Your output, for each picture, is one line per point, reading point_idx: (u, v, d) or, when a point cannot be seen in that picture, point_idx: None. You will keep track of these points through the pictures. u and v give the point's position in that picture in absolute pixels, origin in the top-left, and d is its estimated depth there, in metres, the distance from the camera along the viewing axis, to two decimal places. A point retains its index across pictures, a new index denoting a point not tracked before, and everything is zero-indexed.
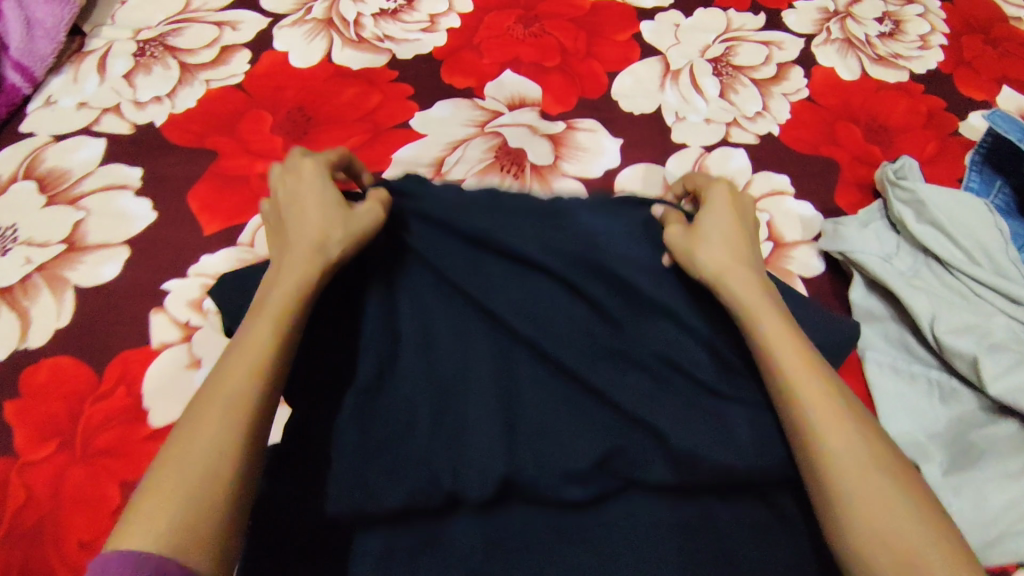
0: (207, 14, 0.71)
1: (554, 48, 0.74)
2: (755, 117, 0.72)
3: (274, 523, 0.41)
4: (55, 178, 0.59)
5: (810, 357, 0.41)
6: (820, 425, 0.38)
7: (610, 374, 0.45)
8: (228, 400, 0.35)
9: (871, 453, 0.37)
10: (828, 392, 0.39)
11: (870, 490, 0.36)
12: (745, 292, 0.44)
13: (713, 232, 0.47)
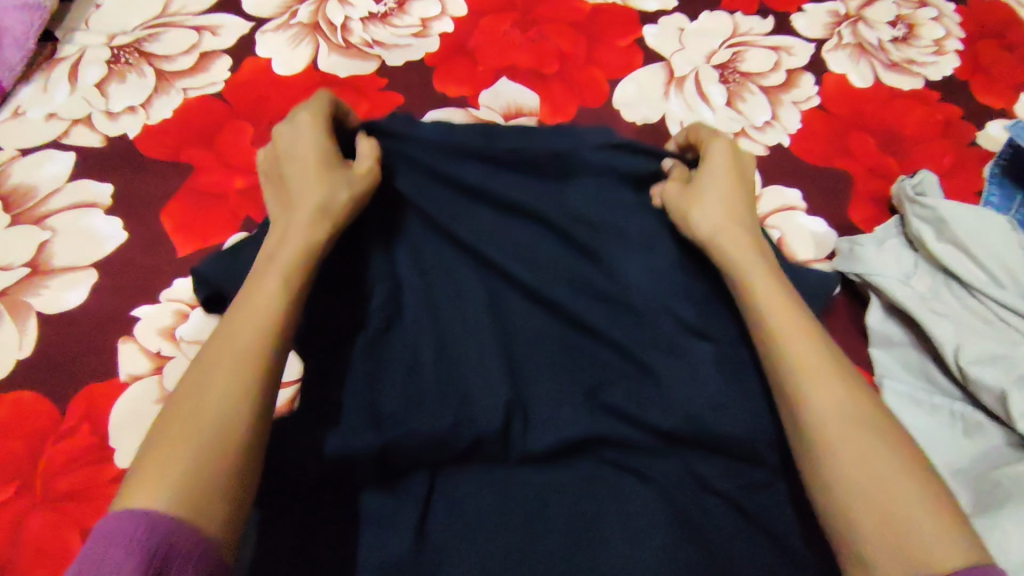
0: (186, 18, 0.67)
1: (552, 53, 0.70)
2: (764, 127, 0.69)
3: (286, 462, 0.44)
4: (20, 195, 0.55)
5: (806, 317, 0.41)
6: (806, 383, 0.38)
7: (599, 318, 0.50)
8: (234, 358, 0.36)
9: (858, 416, 0.36)
10: (819, 351, 0.39)
11: (856, 451, 0.35)
12: (741, 254, 0.45)
13: (711, 198, 0.48)
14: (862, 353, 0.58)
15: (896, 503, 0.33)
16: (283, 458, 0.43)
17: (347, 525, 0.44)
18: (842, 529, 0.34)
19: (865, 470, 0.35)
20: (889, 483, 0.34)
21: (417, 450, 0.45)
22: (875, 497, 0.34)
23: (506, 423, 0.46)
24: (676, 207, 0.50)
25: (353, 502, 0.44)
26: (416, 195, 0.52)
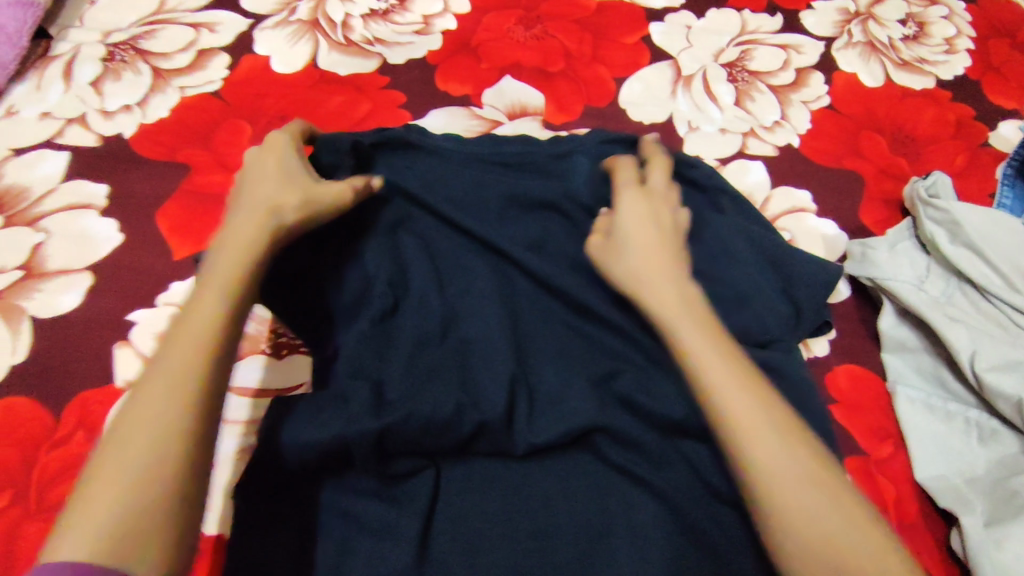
0: (183, 15, 0.66)
1: (556, 51, 0.69)
2: (773, 127, 0.67)
3: (297, 443, 0.44)
4: (13, 196, 0.54)
5: (742, 367, 0.37)
6: (758, 445, 0.34)
7: (607, 304, 0.52)
8: (168, 387, 0.31)
9: (816, 484, 0.33)
10: (765, 408, 0.35)
11: (820, 524, 0.32)
12: (664, 304, 0.41)
13: (631, 245, 0.44)
14: (874, 358, 0.57)
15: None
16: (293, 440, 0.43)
17: (343, 502, 0.44)
18: None
19: (825, 543, 0.32)
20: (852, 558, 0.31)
21: (416, 437, 0.44)
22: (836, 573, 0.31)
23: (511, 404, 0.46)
24: (598, 257, 0.46)
25: (350, 483, 0.45)
26: (429, 187, 0.55)
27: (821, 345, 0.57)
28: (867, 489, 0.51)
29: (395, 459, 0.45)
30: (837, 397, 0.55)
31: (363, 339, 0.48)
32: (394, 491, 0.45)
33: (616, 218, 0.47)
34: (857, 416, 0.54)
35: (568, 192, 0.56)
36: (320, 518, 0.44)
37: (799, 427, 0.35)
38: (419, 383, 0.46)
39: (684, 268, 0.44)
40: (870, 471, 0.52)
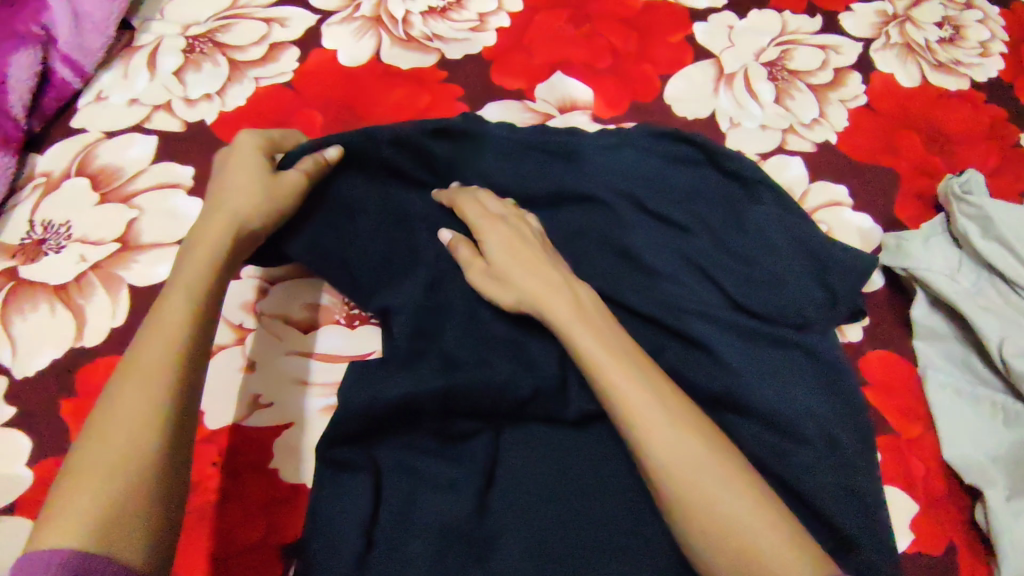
0: (256, 9, 0.70)
1: (605, 49, 0.72)
2: (812, 124, 0.70)
3: (370, 402, 0.47)
4: (108, 175, 0.59)
5: (626, 367, 0.43)
6: (648, 433, 0.40)
7: (644, 294, 0.56)
8: (144, 390, 0.36)
9: (697, 455, 0.40)
10: (652, 402, 0.41)
11: (703, 491, 0.38)
12: (556, 316, 0.47)
13: (519, 267, 0.50)
14: (904, 344, 0.59)
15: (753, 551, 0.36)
16: (367, 399, 0.48)
17: (408, 458, 0.48)
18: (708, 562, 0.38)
19: (709, 508, 0.38)
20: (735, 519, 0.37)
21: (477, 399, 0.48)
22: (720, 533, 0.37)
23: (564, 377, 0.50)
24: (478, 282, 0.52)
25: (417, 441, 0.49)
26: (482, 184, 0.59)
27: (855, 330, 0.60)
28: (895, 465, 0.54)
29: (462, 422, 0.49)
30: (868, 378, 0.58)
31: (427, 318, 0.52)
32: (456, 451, 0.49)
33: (485, 246, 0.52)
34: (888, 398, 0.57)
35: (617, 185, 0.60)
36: (386, 475, 0.48)
37: (688, 419, 0.42)
38: (481, 357, 0.50)
39: (565, 275, 0.50)
40: (899, 448, 0.55)
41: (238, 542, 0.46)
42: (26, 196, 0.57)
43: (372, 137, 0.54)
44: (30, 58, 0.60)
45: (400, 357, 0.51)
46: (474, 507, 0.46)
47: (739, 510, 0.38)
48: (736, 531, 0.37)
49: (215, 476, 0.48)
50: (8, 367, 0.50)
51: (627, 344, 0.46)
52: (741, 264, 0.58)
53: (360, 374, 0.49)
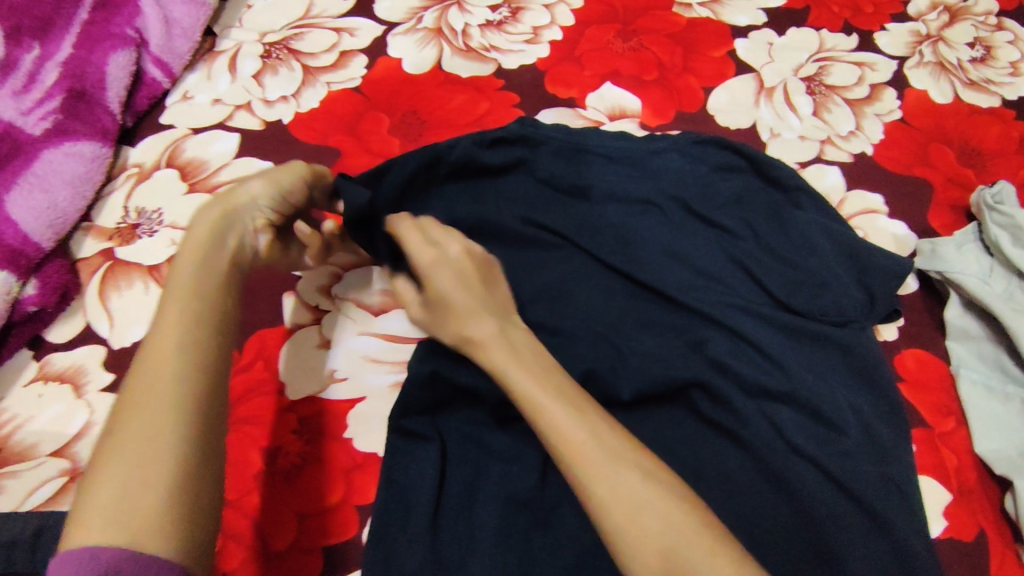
0: (328, 20, 0.75)
1: (651, 62, 0.77)
2: (849, 136, 0.74)
3: (433, 379, 0.52)
4: (195, 167, 0.64)
5: (566, 407, 0.42)
6: (585, 472, 0.40)
7: (690, 289, 0.59)
8: (154, 396, 0.37)
9: (636, 489, 0.39)
10: (589, 442, 0.41)
11: (640, 534, 0.38)
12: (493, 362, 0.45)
13: (451, 314, 0.48)
14: (938, 344, 0.62)
15: None
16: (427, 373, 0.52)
17: (474, 431, 0.52)
18: None
19: (647, 548, 0.37)
20: (673, 554, 0.37)
21: None
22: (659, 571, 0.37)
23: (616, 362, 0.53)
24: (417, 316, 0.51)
25: (480, 417, 0.52)
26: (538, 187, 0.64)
27: (891, 330, 0.63)
28: (929, 457, 0.57)
29: None
30: (904, 375, 0.61)
31: None
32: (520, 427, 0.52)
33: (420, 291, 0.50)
34: (922, 393, 0.60)
35: (663, 191, 0.64)
36: (454, 447, 0.51)
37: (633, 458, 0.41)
38: None
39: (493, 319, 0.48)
40: (933, 442, 0.58)
41: (318, 502, 0.51)
42: (120, 184, 0.63)
43: (437, 154, 0.62)
44: (126, 58, 0.66)
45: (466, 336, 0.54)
46: (536, 480, 0.49)
47: (682, 546, 0.37)
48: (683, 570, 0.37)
49: (296, 442, 0.53)
50: (106, 338, 0.55)
51: (562, 379, 0.45)
52: (782, 265, 0.61)
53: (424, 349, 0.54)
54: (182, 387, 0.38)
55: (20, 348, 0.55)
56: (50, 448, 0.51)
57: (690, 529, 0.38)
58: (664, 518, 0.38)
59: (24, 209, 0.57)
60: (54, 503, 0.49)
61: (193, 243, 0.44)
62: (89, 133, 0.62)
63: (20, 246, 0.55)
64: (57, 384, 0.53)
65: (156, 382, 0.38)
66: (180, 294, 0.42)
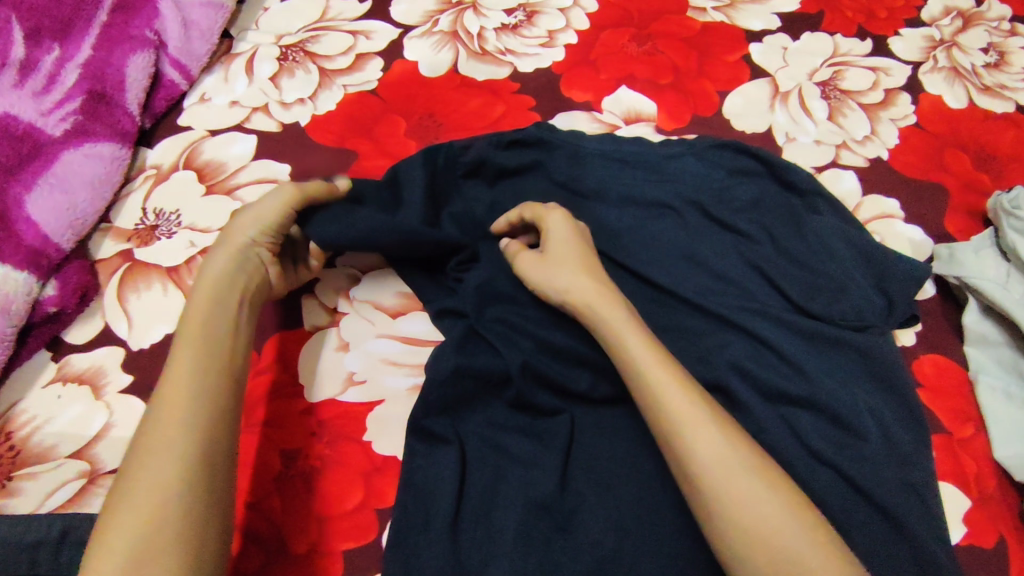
0: (343, 23, 0.75)
1: (666, 66, 0.77)
2: (864, 141, 0.74)
3: (462, 373, 0.52)
4: (213, 169, 0.64)
5: (667, 366, 0.46)
6: (684, 426, 0.43)
7: (707, 294, 0.60)
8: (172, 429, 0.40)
9: (732, 447, 0.42)
10: (689, 399, 0.44)
11: (738, 488, 0.41)
12: (611, 314, 0.49)
13: (578, 269, 0.52)
14: (956, 350, 0.62)
15: (791, 548, 0.39)
16: (444, 371, 0.52)
17: (493, 436, 0.52)
18: (739, 550, 0.40)
19: (746, 507, 0.40)
20: (769, 515, 0.40)
21: (553, 374, 0.53)
22: (759, 528, 0.39)
23: None
24: (539, 290, 0.53)
25: (500, 421, 0.52)
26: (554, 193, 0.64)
27: (909, 335, 0.63)
28: (949, 464, 0.57)
29: (543, 395, 0.53)
30: (922, 381, 0.61)
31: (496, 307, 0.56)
32: (540, 428, 0.52)
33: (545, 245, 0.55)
34: (941, 400, 0.60)
35: (681, 194, 0.64)
36: (473, 451, 0.51)
37: (728, 423, 0.44)
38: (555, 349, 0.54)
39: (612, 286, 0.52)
40: (952, 448, 0.57)
41: (337, 506, 0.50)
42: (138, 186, 0.63)
43: (452, 155, 0.64)
44: (144, 60, 0.66)
45: (477, 341, 0.55)
46: (557, 483, 0.49)
47: (776, 510, 0.40)
48: (767, 529, 0.39)
49: (315, 445, 0.53)
50: (125, 339, 0.55)
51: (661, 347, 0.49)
52: (799, 269, 0.61)
53: (455, 336, 0.54)
54: (191, 423, 0.41)
55: (39, 350, 0.54)
56: (69, 450, 0.50)
57: (780, 495, 0.41)
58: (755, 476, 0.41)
59: (45, 210, 0.57)
60: (74, 505, 0.48)
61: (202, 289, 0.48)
62: (109, 135, 0.62)
63: (41, 248, 0.56)
64: (77, 385, 0.53)
65: (175, 414, 0.41)
66: (192, 337, 0.45)
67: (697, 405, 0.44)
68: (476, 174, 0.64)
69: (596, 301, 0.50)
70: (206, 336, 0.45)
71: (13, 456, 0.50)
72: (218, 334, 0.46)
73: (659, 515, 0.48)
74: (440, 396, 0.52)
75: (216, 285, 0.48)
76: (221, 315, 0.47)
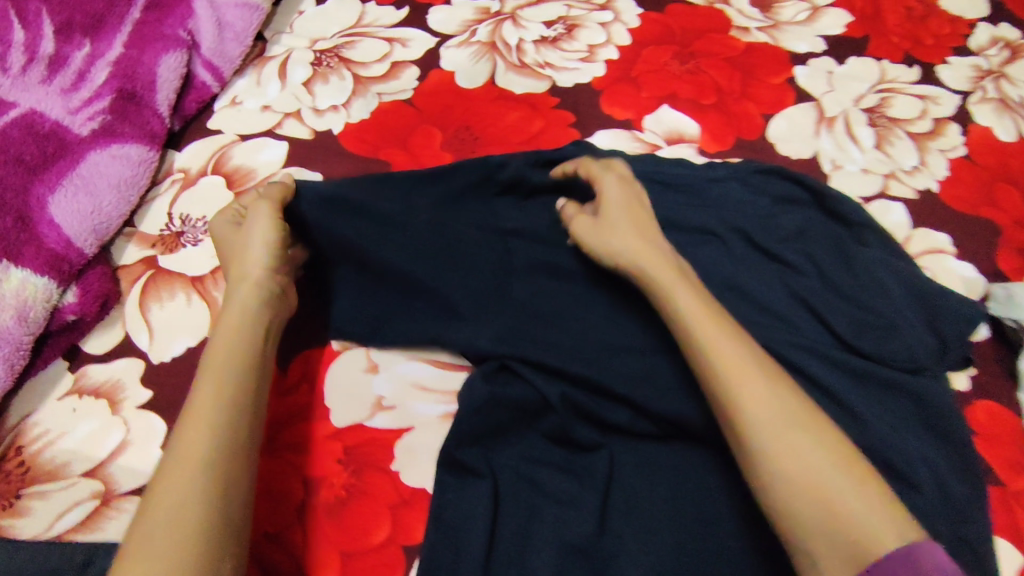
0: (379, 29, 0.73)
1: (710, 86, 0.74)
2: (913, 172, 0.71)
3: (500, 398, 0.50)
4: (242, 176, 0.62)
5: (715, 315, 0.44)
6: (732, 379, 0.41)
7: (751, 326, 0.57)
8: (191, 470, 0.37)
9: (785, 405, 0.39)
10: (737, 349, 0.42)
11: (788, 444, 0.38)
12: (656, 270, 0.47)
13: (620, 219, 0.51)
14: (1011, 397, 0.59)
15: (846, 514, 0.35)
16: (479, 394, 0.50)
17: (529, 470, 0.49)
18: (788, 508, 0.37)
19: (795, 467, 0.37)
20: (822, 479, 0.37)
21: (593, 406, 0.50)
22: (817, 505, 0.36)
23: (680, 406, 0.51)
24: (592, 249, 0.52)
25: (535, 455, 0.50)
26: None
27: (962, 379, 0.60)
28: (1005, 519, 0.54)
29: (584, 428, 0.50)
30: (976, 428, 0.58)
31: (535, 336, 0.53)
32: (579, 465, 0.50)
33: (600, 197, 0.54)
34: (996, 450, 0.57)
35: (727, 220, 0.62)
36: (508, 484, 0.49)
37: (777, 371, 0.42)
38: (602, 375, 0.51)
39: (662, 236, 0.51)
40: (1008, 502, 0.55)
41: (364, 540, 0.48)
42: (164, 190, 0.61)
43: (488, 173, 0.60)
44: (176, 60, 0.64)
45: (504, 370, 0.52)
46: (596, 525, 0.46)
47: (826, 468, 0.37)
48: (819, 488, 0.36)
49: (342, 473, 0.50)
50: (145, 352, 0.53)
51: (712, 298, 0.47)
52: (848, 305, 0.58)
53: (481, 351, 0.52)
54: (216, 457, 0.39)
55: (56, 359, 0.52)
56: (82, 469, 0.48)
57: (835, 454, 0.38)
58: (812, 443, 0.38)
59: (68, 212, 0.55)
60: (86, 530, 0.46)
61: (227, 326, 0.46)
62: (136, 135, 0.60)
63: (62, 252, 0.54)
64: (93, 399, 0.51)
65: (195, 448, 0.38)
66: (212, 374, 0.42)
67: (743, 355, 0.42)
68: (511, 189, 0.60)
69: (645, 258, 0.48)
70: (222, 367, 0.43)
71: (23, 473, 0.48)
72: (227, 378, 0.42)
73: (704, 564, 0.45)
74: (475, 416, 0.50)
75: (243, 315, 0.46)
76: (231, 350, 0.44)
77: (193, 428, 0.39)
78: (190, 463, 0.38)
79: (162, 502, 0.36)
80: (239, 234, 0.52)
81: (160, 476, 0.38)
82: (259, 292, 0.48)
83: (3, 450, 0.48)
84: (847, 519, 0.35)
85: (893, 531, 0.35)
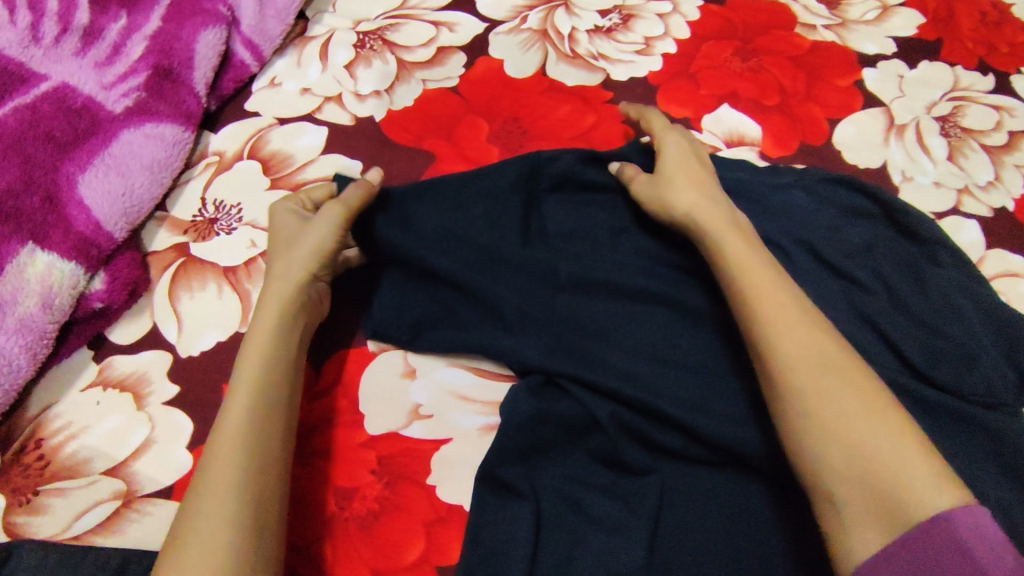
0: (426, 12, 0.70)
1: (773, 85, 0.70)
2: (988, 187, 0.66)
3: (545, 414, 0.47)
4: (279, 162, 0.59)
5: (764, 269, 0.44)
6: (773, 328, 0.40)
7: None
8: (222, 496, 0.37)
9: (827, 354, 0.39)
10: (782, 300, 0.42)
11: (825, 392, 0.37)
12: (710, 225, 0.47)
13: (674, 177, 0.51)
14: None
15: (884, 465, 0.34)
16: (523, 415, 0.47)
17: (573, 492, 0.46)
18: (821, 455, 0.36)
19: (835, 420, 0.36)
20: (860, 431, 0.36)
21: (645, 425, 0.47)
22: (853, 453, 0.35)
23: None
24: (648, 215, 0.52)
25: (579, 476, 0.47)
26: None
27: None
28: None
29: (634, 449, 0.47)
30: None
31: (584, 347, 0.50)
32: (624, 489, 0.46)
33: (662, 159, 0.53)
34: None
35: (791, 231, 0.58)
36: (549, 506, 0.45)
37: (821, 321, 0.41)
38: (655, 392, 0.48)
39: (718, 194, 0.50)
40: None
41: (395, 559, 0.45)
42: (198, 173, 0.58)
43: (537, 165, 0.55)
44: (215, 36, 0.62)
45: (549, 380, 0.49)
46: (643, 556, 0.43)
47: (863, 417, 0.36)
48: (856, 438, 0.36)
49: (375, 484, 0.47)
50: (173, 344, 0.50)
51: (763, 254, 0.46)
52: (918, 329, 0.54)
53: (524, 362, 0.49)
54: (243, 481, 0.38)
55: (80, 347, 0.50)
56: (104, 466, 0.46)
57: (875, 403, 0.37)
58: (852, 393, 0.37)
59: (98, 192, 0.53)
60: (106, 532, 0.43)
61: (259, 336, 0.45)
62: (172, 115, 0.58)
63: (91, 235, 0.52)
64: (117, 392, 0.48)
65: (225, 470, 0.38)
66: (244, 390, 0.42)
67: (787, 306, 0.41)
68: (561, 186, 0.55)
69: (701, 217, 0.48)
70: (253, 386, 0.42)
71: (43, 468, 0.45)
72: (258, 398, 0.42)
73: None
74: (517, 432, 0.47)
75: (276, 323, 0.46)
76: (258, 366, 0.43)
77: (224, 450, 0.39)
78: (222, 488, 0.38)
79: (194, 528, 0.36)
80: (292, 231, 0.51)
81: (194, 500, 0.38)
82: (297, 300, 0.47)
83: (23, 443, 0.46)
84: (884, 471, 0.34)
85: (935, 482, 0.33)
